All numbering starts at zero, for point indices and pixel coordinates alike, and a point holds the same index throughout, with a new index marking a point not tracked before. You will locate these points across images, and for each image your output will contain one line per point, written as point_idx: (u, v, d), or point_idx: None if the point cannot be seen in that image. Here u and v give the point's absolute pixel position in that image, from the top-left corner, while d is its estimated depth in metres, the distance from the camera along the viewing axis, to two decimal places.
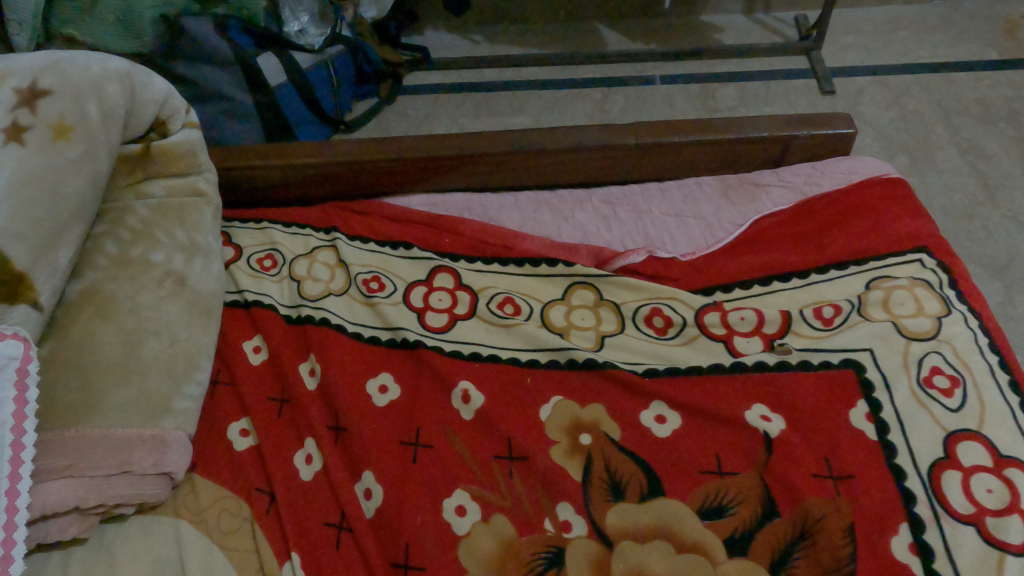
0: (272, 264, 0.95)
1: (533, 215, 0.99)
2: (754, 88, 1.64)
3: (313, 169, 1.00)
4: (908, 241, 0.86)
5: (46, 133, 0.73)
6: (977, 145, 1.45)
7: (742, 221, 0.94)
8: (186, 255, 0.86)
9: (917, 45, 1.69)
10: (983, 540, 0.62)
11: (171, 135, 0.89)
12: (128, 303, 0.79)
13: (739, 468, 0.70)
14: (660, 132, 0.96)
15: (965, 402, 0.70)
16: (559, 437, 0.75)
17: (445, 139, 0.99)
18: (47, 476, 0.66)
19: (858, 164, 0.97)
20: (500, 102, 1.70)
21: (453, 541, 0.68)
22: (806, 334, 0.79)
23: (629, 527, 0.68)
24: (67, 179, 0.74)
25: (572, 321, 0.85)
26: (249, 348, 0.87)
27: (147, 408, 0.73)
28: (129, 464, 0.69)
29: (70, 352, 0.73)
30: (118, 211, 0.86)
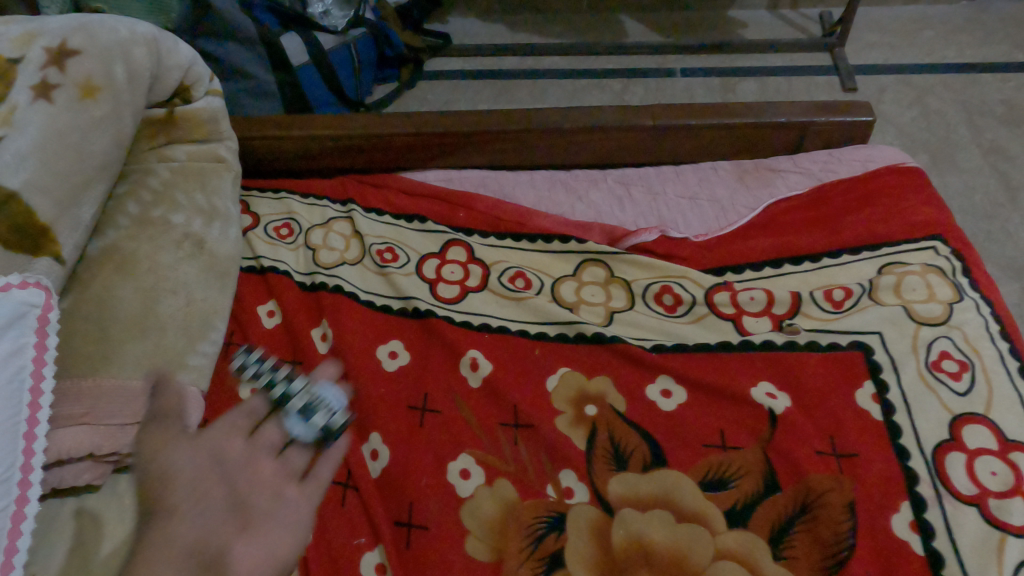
0: (288, 232, 0.97)
1: (548, 194, 1.00)
2: (776, 83, 1.63)
3: (332, 141, 1.01)
4: (923, 228, 0.86)
5: (74, 92, 0.75)
6: (1000, 146, 1.44)
7: (757, 205, 0.94)
8: (205, 219, 0.88)
9: (943, 46, 1.67)
10: (985, 521, 0.62)
11: (194, 102, 0.91)
12: (147, 262, 0.80)
13: (743, 442, 0.71)
14: (677, 115, 0.96)
15: (972, 386, 0.70)
16: (565, 408, 0.75)
17: (463, 115, 1.00)
18: (65, 423, 0.67)
19: (876, 153, 0.97)
20: (520, 89, 1.70)
21: (457, 502, 0.69)
22: (815, 316, 0.79)
23: (630, 496, 0.68)
24: (92, 137, 0.76)
25: (582, 296, 0.86)
26: (263, 312, 0.88)
27: (161, 362, 0.75)
28: (143, 414, 0.70)
29: (89, 305, 0.74)
30: (139, 172, 0.87)
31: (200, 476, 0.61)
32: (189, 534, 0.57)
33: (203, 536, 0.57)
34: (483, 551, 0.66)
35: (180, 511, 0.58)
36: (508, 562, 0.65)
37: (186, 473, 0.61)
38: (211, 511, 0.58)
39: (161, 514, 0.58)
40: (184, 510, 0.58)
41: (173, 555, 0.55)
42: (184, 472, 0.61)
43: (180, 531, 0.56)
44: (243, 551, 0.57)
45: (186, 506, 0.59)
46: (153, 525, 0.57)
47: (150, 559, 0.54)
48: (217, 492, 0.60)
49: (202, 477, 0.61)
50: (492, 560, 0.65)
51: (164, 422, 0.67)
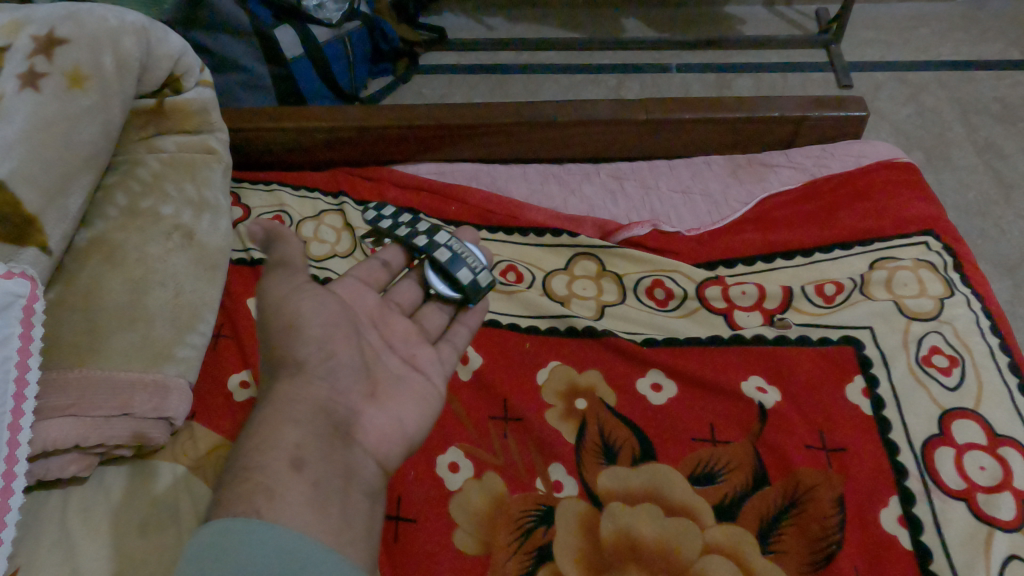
0: (279, 225, 0.96)
1: (541, 187, 0.99)
2: (771, 79, 1.63)
3: (323, 133, 1.00)
4: (914, 224, 0.86)
5: (61, 81, 0.74)
6: (994, 144, 1.44)
7: (749, 200, 0.94)
8: (195, 211, 0.87)
9: (938, 43, 1.67)
10: (974, 516, 0.62)
11: (185, 92, 0.90)
12: (136, 253, 0.79)
13: (732, 437, 0.71)
14: (670, 108, 0.95)
15: (963, 381, 0.70)
16: (555, 401, 0.75)
17: (455, 107, 0.99)
18: (50, 414, 0.65)
19: (869, 148, 0.96)
20: (515, 84, 1.70)
21: (445, 495, 0.69)
22: (806, 311, 0.79)
23: (619, 490, 0.68)
24: (80, 126, 0.75)
25: (573, 290, 0.85)
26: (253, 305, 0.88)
27: (150, 354, 0.74)
28: (130, 406, 0.69)
29: (76, 296, 0.74)
30: (129, 163, 0.86)
31: (329, 337, 0.63)
32: (318, 393, 0.59)
33: (331, 396, 0.60)
34: (471, 544, 0.65)
35: (311, 367, 0.61)
36: (496, 555, 0.64)
37: (316, 332, 0.63)
38: (341, 379, 0.62)
39: (293, 367, 0.60)
40: (312, 369, 0.61)
41: (306, 408, 0.57)
42: (316, 325, 0.63)
43: (309, 392, 0.59)
44: (370, 416, 0.61)
45: (315, 363, 0.61)
46: (286, 374, 0.60)
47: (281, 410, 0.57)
48: (342, 356, 0.63)
49: (334, 340, 0.63)
50: (480, 553, 0.65)
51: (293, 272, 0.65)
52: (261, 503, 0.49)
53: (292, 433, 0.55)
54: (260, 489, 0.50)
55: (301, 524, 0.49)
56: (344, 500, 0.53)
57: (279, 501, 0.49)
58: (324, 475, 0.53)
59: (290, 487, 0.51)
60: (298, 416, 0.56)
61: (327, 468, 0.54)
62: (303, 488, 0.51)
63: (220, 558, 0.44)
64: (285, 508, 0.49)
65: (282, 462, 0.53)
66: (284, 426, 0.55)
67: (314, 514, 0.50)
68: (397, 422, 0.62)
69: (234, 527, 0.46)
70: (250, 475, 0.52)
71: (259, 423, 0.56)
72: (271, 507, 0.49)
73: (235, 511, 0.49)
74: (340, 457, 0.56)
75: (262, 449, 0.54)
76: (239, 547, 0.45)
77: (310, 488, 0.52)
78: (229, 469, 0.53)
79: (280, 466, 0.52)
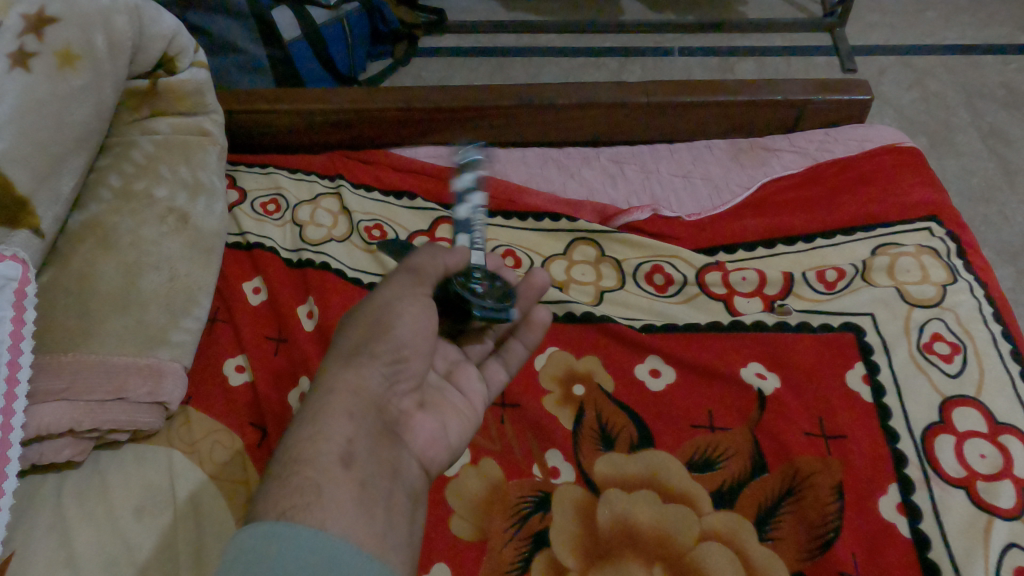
0: (275, 208, 0.95)
1: (540, 171, 0.98)
2: (775, 63, 1.61)
3: (320, 116, 0.99)
4: (918, 209, 0.85)
5: (52, 60, 0.72)
6: (999, 130, 1.42)
7: (751, 184, 0.93)
8: (190, 193, 0.86)
9: (944, 27, 1.65)
10: (974, 504, 0.62)
11: (179, 73, 0.88)
12: (129, 236, 0.78)
13: (731, 423, 0.70)
14: (671, 92, 0.94)
15: (964, 368, 0.70)
16: (552, 387, 0.75)
17: (454, 90, 0.98)
18: (44, 398, 0.65)
19: (873, 133, 0.95)
20: (515, 67, 1.67)
21: (442, 481, 0.68)
22: (807, 297, 0.78)
23: (616, 476, 0.68)
24: (73, 107, 0.73)
25: (572, 275, 0.84)
26: (248, 289, 0.87)
27: (144, 338, 0.73)
28: (125, 390, 0.69)
29: (69, 279, 0.73)
30: (123, 145, 0.85)
31: (414, 341, 0.57)
32: (378, 388, 0.55)
33: (387, 394, 0.56)
34: (468, 530, 0.65)
35: (380, 358, 0.55)
36: (492, 542, 0.64)
37: (405, 334, 0.57)
38: (405, 378, 0.57)
39: (363, 353, 0.55)
40: (383, 361, 0.56)
41: (364, 401, 0.53)
42: (407, 327, 0.57)
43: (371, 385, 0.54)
44: (420, 422, 0.57)
45: (385, 359, 0.56)
46: (351, 362, 0.55)
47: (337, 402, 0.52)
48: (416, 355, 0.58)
49: (417, 345, 0.58)
50: (476, 540, 0.64)
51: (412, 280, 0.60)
52: (306, 500, 0.45)
53: (346, 425, 0.51)
54: (307, 485, 0.46)
55: (346, 528, 0.45)
56: (388, 503, 0.49)
57: (327, 502, 0.46)
58: (372, 479, 0.49)
59: (338, 485, 0.47)
60: (353, 408, 0.52)
61: (375, 468, 0.50)
62: (352, 486, 0.47)
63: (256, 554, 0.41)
64: (331, 509, 0.45)
65: (333, 457, 0.49)
66: (339, 416, 0.51)
67: (359, 515, 0.46)
68: (441, 427, 0.59)
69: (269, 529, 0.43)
70: (301, 466, 0.48)
71: (310, 411, 0.52)
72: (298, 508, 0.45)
73: (276, 511, 0.45)
74: (389, 455, 0.52)
75: (316, 440, 0.49)
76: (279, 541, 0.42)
77: (357, 488, 0.48)
78: (276, 457, 0.49)
79: (330, 462, 0.48)
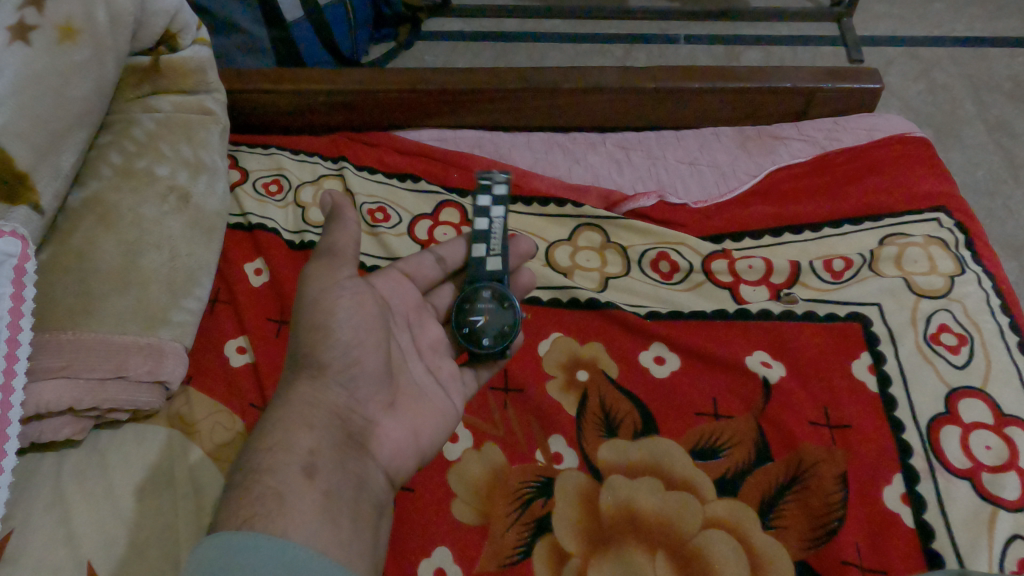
0: (277, 189, 0.94)
1: (545, 156, 0.97)
2: (782, 52, 1.59)
3: (324, 96, 0.98)
4: (926, 199, 0.84)
5: (53, 35, 0.70)
6: (1006, 123, 1.41)
7: (758, 172, 0.92)
8: (191, 172, 0.85)
9: (952, 18, 1.63)
10: (977, 495, 0.62)
11: (180, 50, 0.87)
12: (130, 215, 0.77)
13: (735, 411, 0.70)
14: (679, 77, 0.93)
15: (971, 360, 0.69)
16: (556, 372, 0.74)
17: (460, 72, 0.96)
18: (43, 375, 0.64)
19: (882, 121, 0.94)
20: (519, 52, 1.65)
21: (445, 465, 0.68)
22: (814, 286, 0.78)
23: (618, 462, 0.67)
24: (73, 82, 0.72)
25: (577, 261, 0.84)
26: (250, 270, 0.86)
27: (145, 318, 0.72)
28: (125, 369, 0.68)
29: (68, 257, 0.72)
30: (123, 122, 0.84)
31: (359, 341, 0.59)
32: (336, 400, 0.56)
33: (347, 404, 0.57)
34: (469, 513, 0.65)
35: (333, 372, 0.57)
36: (494, 526, 0.64)
37: (347, 336, 0.58)
38: (365, 390, 0.58)
39: (318, 371, 0.57)
40: (334, 371, 0.57)
41: (321, 415, 0.55)
42: (348, 328, 0.58)
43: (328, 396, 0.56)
44: (387, 427, 0.58)
45: (338, 368, 0.57)
46: (308, 375, 0.57)
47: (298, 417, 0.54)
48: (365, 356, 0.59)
49: (362, 345, 0.59)
50: (477, 523, 0.64)
51: (333, 260, 0.60)
52: (269, 508, 0.46)
53: (306, 438, 0.52)
54: (269, 493, 0.47)
55: (309, 535, 0.45)
56: (354, 509, 0.50)
57: (289, 510, 0.46)
58: (335, 487, 0.50)
59: (302, 493, 0.48)
60: (311, 422, 0.54)
61: (339, 477, 0.51)
62: (315, 494, 0.48)
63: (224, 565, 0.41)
64: (297, 517, 0.46)
65: (296, 467, 0.50)
66: (300, 428, 0.53)
67: (324, 523, 0.47)
68: (410, 436, 0.59)
69: (232, 538, 0.43)
70: (263, 475, 0.49)
71: (274, 424, 0.53)
72: (279, 509, 0.46)
73: (240, 518, 0.45)
74: (353, 466, 0.53)
75: (273, 453, 0.51)
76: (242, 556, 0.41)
77: (321, 497, 0.49)
78: (242, 464, 0.51)
79: (291, 471, 0.49)
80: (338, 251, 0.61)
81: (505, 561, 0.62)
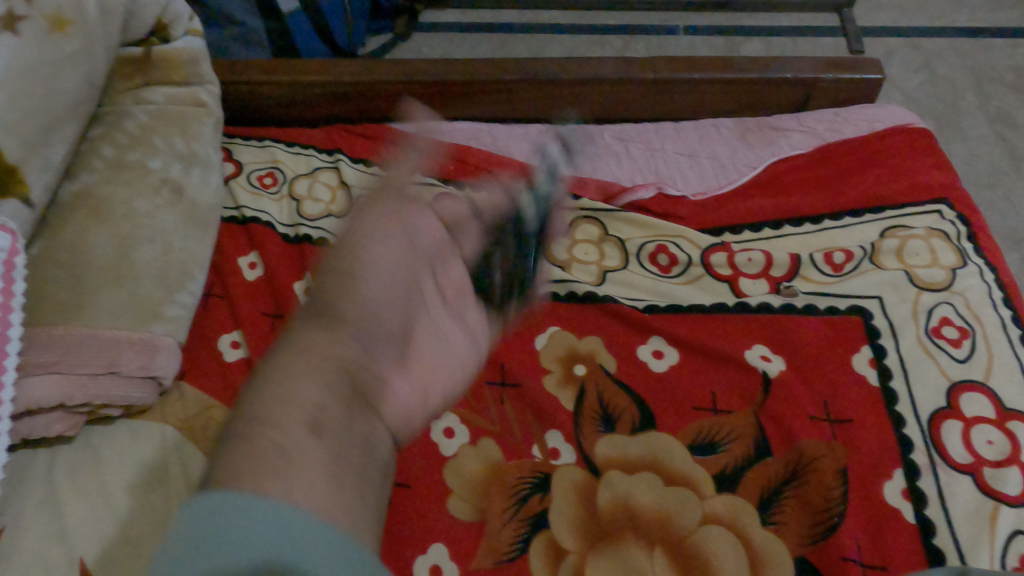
0: (272, 182, 0.93)
1: (543, 148, 0.96)
2: (782, 43, 1.58)
3: (318, 88, 0.96)
4: (928, 191, 0.83)
5: (42, 24, 0.69)
6: (1007, 114, 1.40)
7: (758, 164, 0.91)
8: (184, 165, 0.84)
9: (954, 9, 1.61)
10: (979, 490, 0.61)
11: (173, 41, 0.86)
12: (122, 208, 0.76)
13: (734, 406, 0.69)
14: (680, 67, 0.91)
15: (973, 353, 0.69)
16: (553, 366, 0.73)
17: (456, 63, 0.95)
18: (33, 371, 0.63)
19: (883, 112, 0.93)
20: (517, 44, 1.64)
21: (441, 461, 0.67)
22: (813, 279, 0.77)
23: (616, 458, 0.67)
24: (62, 74, 0.70)
25: (575, 254, 0.83)
26: (244, 264, 0.85)
27: (137, 312, 0.71)
28: (117, 364, 0.67)
29: (60, 251, 0.71)
30: (115, 115, 0.83)
31: (385, 298, 0.57)
32: (355, 355, 0.53)
33: (364, 358, 0.53)
34: (466, 510, 0.64)
35: (352, 325, 0.54)
36: (491, 522, 0.63)
37: (371, 300, 0.56)
38: (383, 349, 0.55)
39: (333, 324, 0.54)
40: (356, 329, 0.54)
41: (334, 365, 0.51)
42: (375, 289, 0.57)
43: (342, 345, 0.53)
44: (396, 387, 0.55)
45: (360, 327, 0.54)
46: (327, 326, 0.54)
47: (302, 366, 0.50)
48: (389, 320, 0.56)
49: (386, 301, 0.57)
50: (474, 520, 0.64)
51: (372, 211, 0.62)
52: (273, 466, 0.43)
53: (315, 390, 0.49)
54: (273, 448, 0.45)
55: (316, 500, 0.43)
56: (359, 470, 0.47)
57: (292, 468, 0.44)
58: (342, 444, 0.47)
59: (306, 447, 0.45)
60: (324, 374, 0.50)
61: (347, 438, 0.48)
62: (320, 450, 0.46)
63: (212, 535, 0.39)
64: (298, 475, 0.43)
65: (301, 418, 0.47)
66: (306, 379, 0.50)
67: (328, 484, 0.44)
68: (417, 394, 0.56)
69: (218, 499, 0.41)
70: (265, 429, 0.46)
71: (277, 373, 0.50)
72: (283, 464, 0.44)
73: (239, 473, 0.43)
74: (362, 426, 0.50)
75: (279, 404, 0.48)
76: (229, 529, 0.39)
77: (325, 453, 0.46)
78: (241, 418, 0.48)
79: (297, 426, 0.46)
80: (365, 208, 0.63)
81: (502, 559, 0.61)
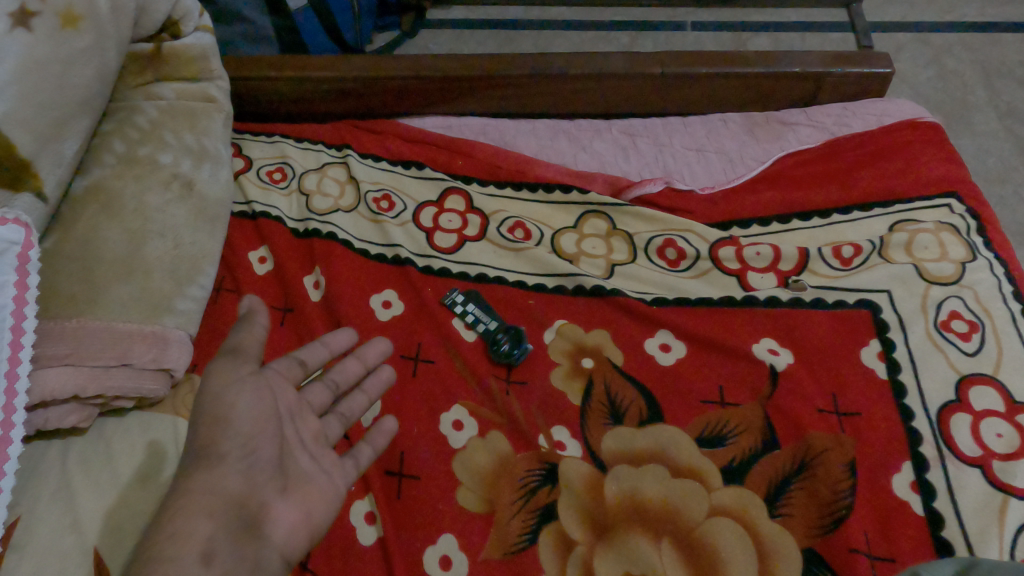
0: (282, 176, 0.94)
1: (550, 143, 0.96)
2: (790, 39, 1.58)
3: (327, 84, 0.97)
4: (937, 185, 0.83)
5: (54, 21, 0.69)
6: (1017, 110, 1.39)
7: (765, 158, 0.91)
8: (194, 160, 0.85)
9: (964, 3, 1.60)
10: (988, 484, 0.61)
11: (184, 38, 0.87)
12: (133, 203, 0.77)
13: (741, 399, 0.69)
14: (687, 62, 0.91)
15: (982, 347, 0.68)
16: (561, 360, 0.74)
17: (463, 59, 0.95)
18: (48, 362, 0.64)
19: (892, 107, 0.93)
20: (524, 41, 1.64)
21: (450, 453, 0.68)
22: (822, 273, 0.77)
23: (622, 451, 0.67)
24: (74, 69, 0.71)
25: (583, 248, 0.83)
26: (254, 259, 0.86)
27: (148, 306, 0.72)
28: (129, 357, 0.68)
29: (72, 245, 0.71)
30: (126, 110, 0.83)
31: (259, 427, 0.53)
32: (234, 488, 0.50)
33: (245, 489, 0.50)
34: (475, 502, 0.65)
35: (230, 457, 0.51)
36: (499, 514, 0.64)
37: (246, 423, 0.53)
38: (263, 466, 0.52)
39: (211, 453, 0.51)
40: (234, 460, 0.51)
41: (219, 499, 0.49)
42: (248, 417, 0.53)
43: (226, 478, 0.50)
44: (282, 510, 0.52)
45: (237, 456, 0.51)
46: (199, 467, 0.50)
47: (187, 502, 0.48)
48: (267, 449, 0.53)
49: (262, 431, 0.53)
50: (482, 512, 0.64)
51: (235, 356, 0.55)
52: None
53: (205, 523, 0.47)
54: None
55: None
56: None
57: None
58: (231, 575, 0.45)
59: None
60: (210, 506, 0.48)
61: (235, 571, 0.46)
62: None
63: None
64: None
65: (190, 556, 0.45)
66: (195, 514, 0.47)
67: None
68: (309, 513, 0.53)
69: None
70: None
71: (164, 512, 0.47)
72: None
73: None
74: (248, 552, 0.47)
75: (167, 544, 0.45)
76: None
77: None
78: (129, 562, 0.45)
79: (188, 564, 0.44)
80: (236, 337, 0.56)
81: (510, 550, 0.62)
